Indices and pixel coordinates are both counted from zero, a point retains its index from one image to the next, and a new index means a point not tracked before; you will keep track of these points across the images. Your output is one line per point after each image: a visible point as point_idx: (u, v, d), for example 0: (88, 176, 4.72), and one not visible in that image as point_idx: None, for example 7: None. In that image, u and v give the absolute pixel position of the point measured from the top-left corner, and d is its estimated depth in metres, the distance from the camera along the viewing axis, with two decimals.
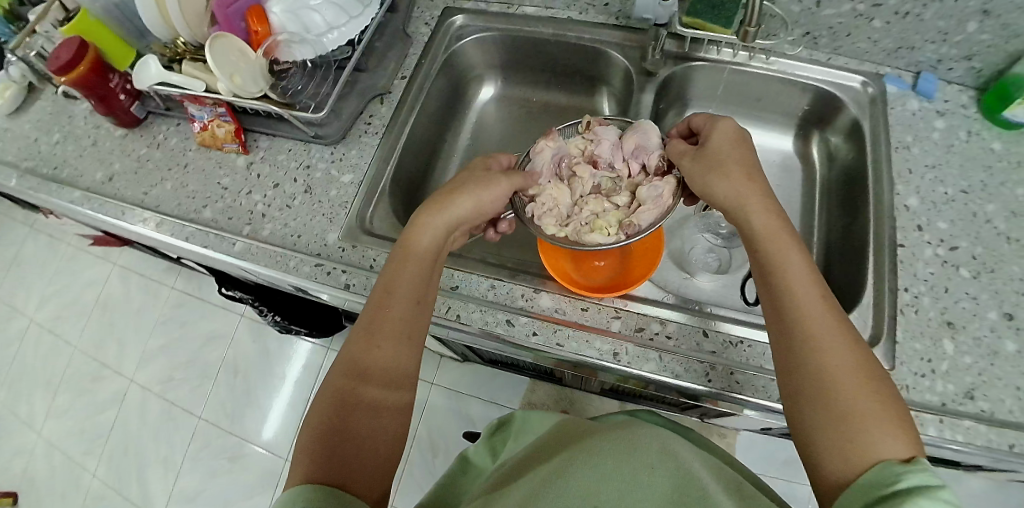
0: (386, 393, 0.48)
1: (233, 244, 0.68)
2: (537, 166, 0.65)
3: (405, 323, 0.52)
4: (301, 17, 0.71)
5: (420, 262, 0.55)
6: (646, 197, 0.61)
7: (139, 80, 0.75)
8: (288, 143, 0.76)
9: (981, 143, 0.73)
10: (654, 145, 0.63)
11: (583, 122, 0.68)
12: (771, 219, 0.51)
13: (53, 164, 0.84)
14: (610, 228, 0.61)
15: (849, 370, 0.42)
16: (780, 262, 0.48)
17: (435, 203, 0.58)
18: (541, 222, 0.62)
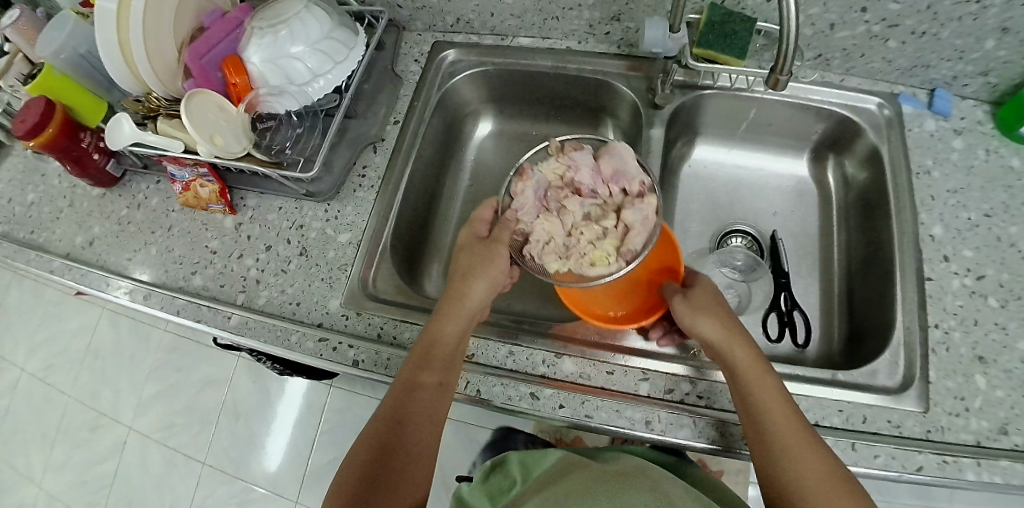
0: (405, 478, 0.49)
1: (227, 317, 0.65)
2: (519, 206, 0.61)
3: (428, 415, 0.53)
4: (283, 66, 0.66)
5: (446, 351, 0.55)
6: (633, 221, 0.57)
7: (112, 141, 0.70)
8: (278, 201, 0.71)
9: (999, 161, 0.70)
10: (632, 165, 0.59)
11: (554, 147, 0.63)
12: (756, 356, 0.53)
13: (30, 228, 0.79)
14: (610, 256, 0.57)
15: (829, 487, 0.46)
16: (763, 398, 0.50)
17: (456, 290, 0.58)
18: (542, 260, 0.59)
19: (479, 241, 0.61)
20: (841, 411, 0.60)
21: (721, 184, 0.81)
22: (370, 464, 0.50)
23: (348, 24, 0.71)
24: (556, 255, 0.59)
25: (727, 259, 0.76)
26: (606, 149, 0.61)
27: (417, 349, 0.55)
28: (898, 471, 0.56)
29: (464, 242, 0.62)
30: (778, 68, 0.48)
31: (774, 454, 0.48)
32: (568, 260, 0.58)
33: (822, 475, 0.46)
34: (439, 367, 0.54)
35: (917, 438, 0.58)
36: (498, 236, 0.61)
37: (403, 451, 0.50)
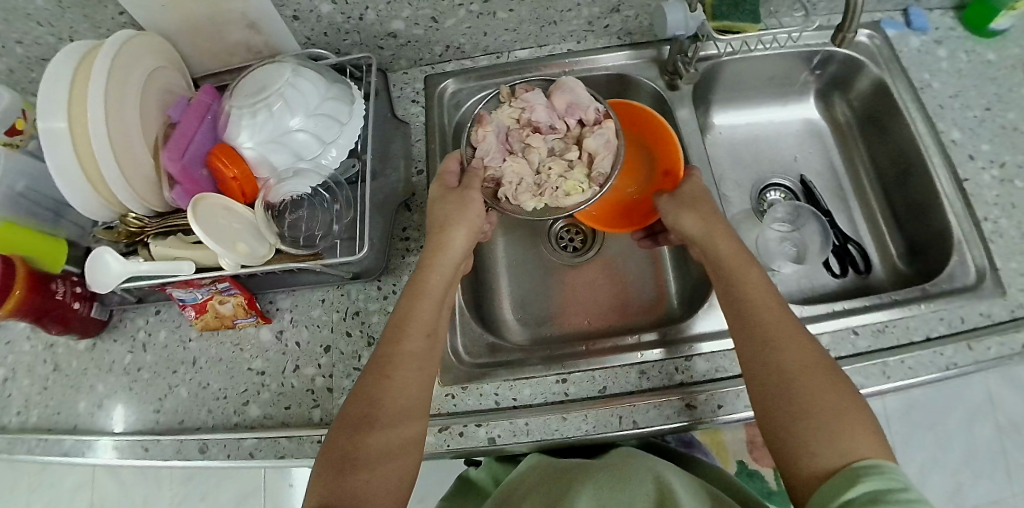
0: (396, 428, 0.47)
1: (317, 442, 0.56)
2: (484, 152, 0.61)
3: (413, 373, 0.50)
4: (287, 143, 0.57)
5: (433, 303, 0.53)
6: (596, 147, 0.60)
7: (97, 284, 0.57)
8: (317, 292, 0.63)
9: (979, 58, 0.76)
10: (583, 96, 0.61)
11: (506, 92, 0.64)
12: (737, 249, 0.55)
13: (12, 411, 0.64)
14: (582, 185, 0.60)
15: (810, 374, 0.46)
16: (751, 283, 0.52)
17: (435, 241, 0.56)
18: (519, 201, 0.60)
19: (449, 191, 0.58)
20: (943, 319, 0.62)
21: (740, 144, 0.83)
22: (356, 420, 0.46)
23: (340, 80, 0.63)
24: (532, 193, 0.60)
25: (772, 215, 0.78)
26: (556, 87, 0.63)
27: (405, 301, 0.53)
28: (1010, 355, 0.60)
29: (434, 194, 0.59)
30: (846, 28, 0.54)
31: (758, 333, 0.49)
32: (544, 197, 0.60)
33: (805, 363, 0.47)
34: (428, 321, 0.52)
35: (1007, 321, 0.61)
36: (468, 183, 0.59)
37: (390, 405, 0.47)
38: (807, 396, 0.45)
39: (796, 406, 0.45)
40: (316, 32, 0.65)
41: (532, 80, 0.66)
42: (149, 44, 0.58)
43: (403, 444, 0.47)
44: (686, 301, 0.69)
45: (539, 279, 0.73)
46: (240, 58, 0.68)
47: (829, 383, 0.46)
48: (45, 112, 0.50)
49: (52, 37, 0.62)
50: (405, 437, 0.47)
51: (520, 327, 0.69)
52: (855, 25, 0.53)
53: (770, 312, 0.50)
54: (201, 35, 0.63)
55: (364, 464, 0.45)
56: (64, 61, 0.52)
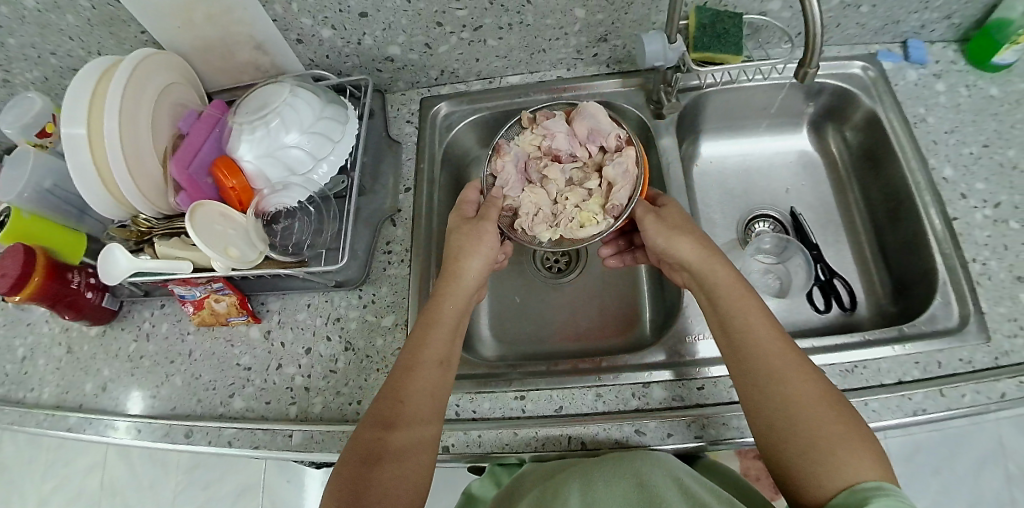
0: (410, 451, 0.49)
1: (288, 435, 0.60)
2: (504, 182, 0.64)
3: (430, 397, 0.52)
4: (281, 158, 0.62)
5: (446, 330, 0.55)
6: (616, 175, 0.61)
7: (108, 276, 0.62)
8: (304, 297, 0.68)
9: (980, 93, 0.74)
10: (604, 123, 0.64)
11: (525, 119, 0.66)
12: (733, 276, 0.54)
13: (30, 387, 0.71)
14: (596, 215, 0.62)
15: (818, 399, 0.46)
16: (738, 309, 0.52)
17: (451, 269, 0.58)
18: (534, 232, 0.63)
19: (465, 221, 0.62)
20: (917, 363, 0.61)
21: (729, 173, 0.84)
22: (372, 443, 0.49)
23: (336, 100, 0.67)
24: (546, 223, 0.63)
25: (757, 246, 0.78)
26: (577, 113, 0.65)
27: (418, 330, 0.55)
28: (987, 404, 0.58)
29: (452, 224, 0.62)
30: (808, 63, 0.54)
31: (749, 367, 0.49)
32: (559, 227, 0.63)
33: (809, 388, 0.46)
34: (442, 346, 0.55)
35: (988, 368, 0.60)
36: (485, 214, 0.62)
37: (401, 431, 0.50)
38: (808, 439, 0.44)
39: (813, 434, 0.44)
40: (318, 55, 0.71)
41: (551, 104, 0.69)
42: (166, 62, 0.65)
43: (421, 460, 0.50)
44: (658, 329, 0.70)
45: (518, 296, 0.75)
46: (250, 76, 0.74)
47: (836, 409, 0.46)
48: (69, 119, 0.57)
49: (82, 51, 0.70)
50: (424, 445, 0.50)
51: (495, 343, 0.72)
52: (816, 60, 0.53)
53: (764, 340, 0.49)
54: (214, 54, 0.69)
55: (378, 483, 0.47)
56: (89, 73, 0.59)
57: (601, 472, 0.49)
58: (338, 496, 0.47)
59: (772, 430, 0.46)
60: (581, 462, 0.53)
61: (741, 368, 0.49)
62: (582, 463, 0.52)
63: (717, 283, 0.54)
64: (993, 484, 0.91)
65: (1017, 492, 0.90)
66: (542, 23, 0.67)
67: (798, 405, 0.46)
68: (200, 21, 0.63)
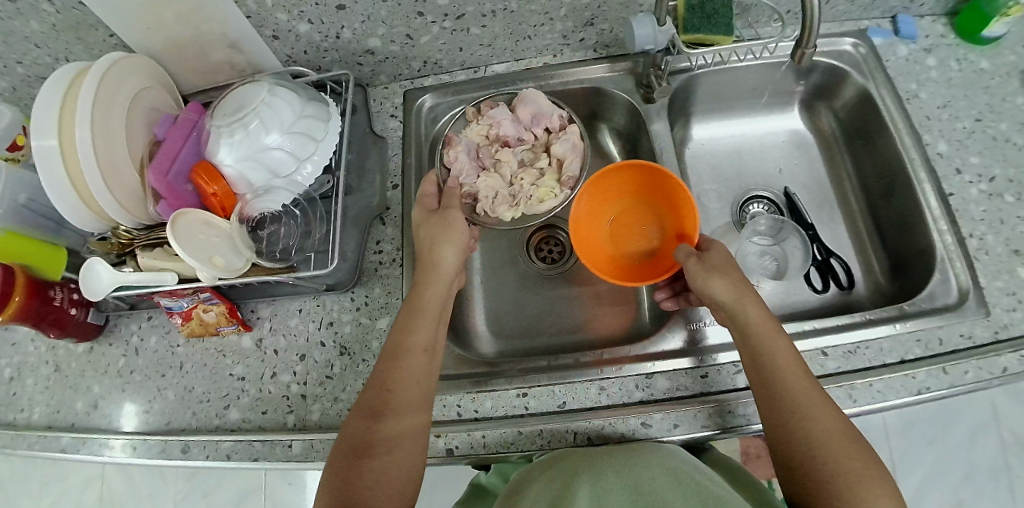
0: (401, 433, 0.49)
1: (288, 446, 0.59)
2: (459, 171, 0.67)
3: (417, 382, 0.51)
4: (262, 160, 0.60)
5: (430, 317, 0.55)
6: (564, 152, 0.68)
7: (90, 291, 0.60)
8: (295, 303, 0.66)
9: (971, 66, 0.74)
10: (546, 106, 0.68)
11: (471, 110, 0.70)
12: (766, 317, 0.53)
13: (19, 409, 0.69)
14: (553, 189, 0.69)
15: (844, 442, 0.46)
16: (770, 348, 0.51)
17: (426, 262, 0.58)
18: (496, 212, 0.68)
19: (431, 214, 0.61)
20: (919, 340, 0.61)
21: (722, 155, 0.82)
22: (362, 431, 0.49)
23: (316, 97, 0.65)
24: (507, 204, 0.68)
25: (754, 228, 0.77)
26: (518, 98, 0.69)
27: (402, 322, 0.55)
28: (988, 379, 0.58)
29: (418, 218, 0.61)
30: (804, 44, 0.54)
31: (782, 406, 0.49)
32: (519, 206, 0.68)
33: (835, 431, 0.47)
34: (427, 335, 0.54)
35: (988, 343, 0.60)
36: (448, 204, 0.62)
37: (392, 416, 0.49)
38: (835, 477, 0.45)
39: (840, 477, 0.45)
40: (295, 51, 0.68)
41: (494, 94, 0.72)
42: (136, 65, 0.62)
43: (412, 439, 0.49)
44: (657, 316, 0.69)
45: (516, 290, 0.74)
46: (226, 76, 0.71)
47: (862, 451, 0.46)
48: (39, 131, 0.54)
49: (49, 58, 0.67)
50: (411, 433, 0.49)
51: (492, 338, 0.71)
52: (813, 40, 0.53)
53: (795, 384, 0.50)
54: (187, 55, 0.66)
55: (371, 465, 0.47)
56: (56, 83, 0.56)
57: (604, 466, 0.48)
58: (329, 490, 0.46)
59: (799, 472, 0.47)
60: (584, 453, 0.52)
61: (772, 405, 0.50)
62: (587, 455, 0.51)
63: (751, 325, 0.53)
64: (988, 452, 0.92)
65: (1011, 458, 0.91)
66: (526, 9, 0.64)
67: (826, 446, 0.46)
68: (170, 22, 0.60)
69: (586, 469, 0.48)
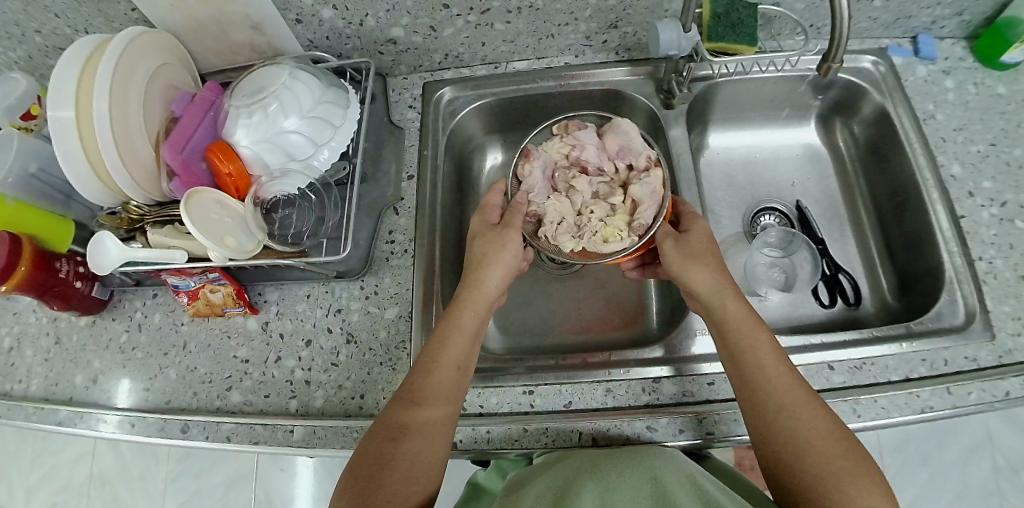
0: (422, 442, 0.49)
1: (290, 431, 0.59)
2: (529, 187, 0.61)
3: (448, 387, 0.52)
4: (280, 144, 0.59)
5: (466, 334, 0.54)
6: (642, 194, 0.58)
7: (99, 265, 0.60)
8: (303, 288, 0.66)
9: (988, 90, 0.74)
10: (636, 142, 0.61)
11: (558, 125, 0.64)
12: (744, 311, 0.54)
13: (18, 380, 0.68)
14: (622, 232, 0.57)
15: (827, 440, 0.46)
16: (754, 354, 0.51)
17: (472, 276, 0.57)
18: (556, 240, 0.59)
19: (489, 227, 0.60)
20: (924, 360, 0.61)
21: (736, 165, 0.83)
22: (380, 443, 0.48)
23: (337, 83, 0.65)
24: (569, 233, 0.58)
25: (764, 239, 0.78)
26: (609, 126, 0.63)
27: (440, 331, 0.54)
28: (991, 402, 0.58)
29: (476, 229, 0.60)
30: (831, 58, 0.55)
31: (768, 409, 0.49)
32: (581, 239, 0.58)
33: (818, 429, 0.47)
34: (461, 353, 0.53)
35: (993, 366, 0.60)
36: (509, 220, 0.60)
37: (415, 430, 0.49)
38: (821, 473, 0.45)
39: (826, 478, 0.45)
40: (318, 36, 0.68)
41: (584, 112, 0.66)
42: (158, 41, 0.62)
43: (436, 442, 0.49)
44: (665, 322, 0.69)
45: (524, 288, 0.74)
46: (245, 57, 0.71)
47: (853, 457, 0.46)
48: (55, 100, 0.54)
49: (68, 29, 0.67)
50: (439, 427, 0.50)
51: (499, 335, 0.71)
52: (840, 55, 0.54)
53: (775, 380, 0.50)
54: (208, 33, 0.66)
55: (387, 476, 0.47)
56: (77, 55, 0.56)
57: (612, 467, 0.48)
58: (355, 472, 0.48)
59: (782, 468, 0.47)
60: (593, 456, 0.51)
61: (753, 403, 0.50)
62: (589, 457, 0.51)
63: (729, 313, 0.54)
64: (980, 475, 0.92)
65: (1002, 482, 0.92)
66: (552, 8, 0.64)
67: (808, 443, 0.46)
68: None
69: (591, 474, 0.47)
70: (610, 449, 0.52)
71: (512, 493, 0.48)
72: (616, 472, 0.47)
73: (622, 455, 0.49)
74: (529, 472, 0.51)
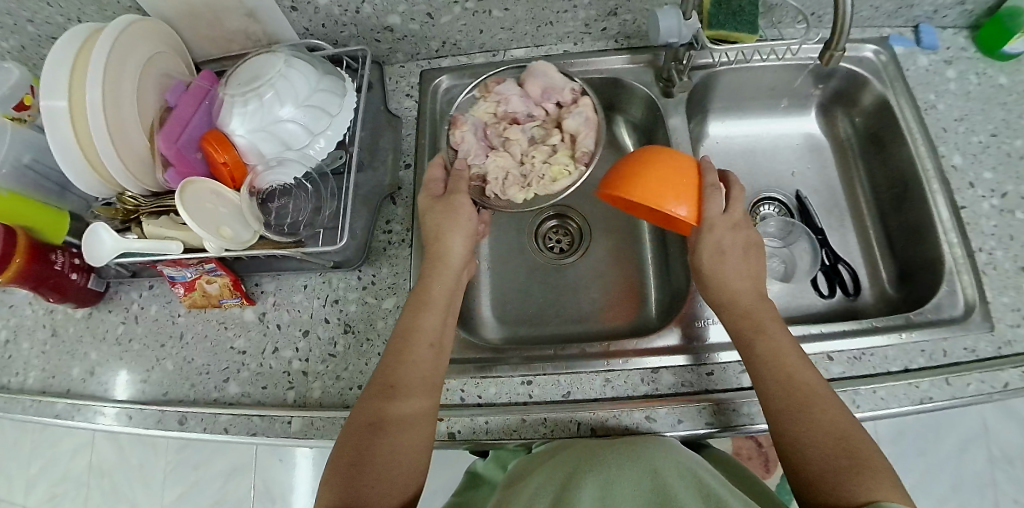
0: (407, 431, 0.48)
1: (287, 422, 0.58)
2: (465, 152, 0.63)
3: (423, 372, 0.51)
4: (276, 133, 0.59)
5: (437, 310, 0.54)
6: (576, 126, 0.63)
7: (94, 257, 0.59)
8: (300, 279, 0.66)
9: (990, 81, 0.73)
10: (557, 79, 0.65)
11: (480, 89, 0.67)
12: (750, 299, 0.55)
13: (15, 371, 0.68)
14: (568, 166, 0.62)
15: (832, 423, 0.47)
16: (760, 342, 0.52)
17: (433, 252, 0.57)
18: (507, 196, 0.62)
19: (436, 201, 0.59)
20: (923, 350, 0.61)
21: (736, 155, 0.82)
22: (366, 429, 0.48)
23: (332, 72, 0.64)
24: (518, 185, 0.62)
25: (764, 229, 0.77)
26: (528, 74, 0.66)
27: (408, 313, 0.54)
28: (990, 393, 0.58)
29: (422, 206, 0.59)
30: (833, 45, 0.54)
31: (782, 400, 0.49)
32: (530, 186, 0.62)
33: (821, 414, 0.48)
34: (433, 329, 0.53)
35: (992, 358, 0.60)
36: (455, 189, 0.59)
37: (396, 418, 0.48)
38: (830, 460, 0.45)
39: (834, 462, 0.45)
40: (314, 24, 0.67)
41: (501, 72, 0.69)
42: (151, 31, 0.61)
43: (417, 431, 0.49)
44: (664, 312, 0.69)
45: (523, 278, 0.73)
46: (240, 45, 0.70)
47: (853, 432, 0.47)
48: (48, 91, 0.53)
49: (61, 17, 0.66)
50: (419, 413, 0.49)
51: (497, 325, 0.70)
52: (843, 43, 0.53)
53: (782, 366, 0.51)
54: (202, 21, 0.65)
55: (376, 461, 0.46)
56: (69, 44, 0.55)
57: (613, 459, 0.47)
58: (339, 462, 0.47)
59: (792, 454, 0.47)
60: (592, 446, 0.51)
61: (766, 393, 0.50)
62: (588, 448, 0.50)
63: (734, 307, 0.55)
64: (976, 467, 0.92)
65: (998, 473, 0.92)
66: None
67: (814, 429, 0.47)
68: None
69: (591, 465, 0.47)
70: (609, 441, 0.51)
71: (511, 484, 0.48)
72: (617, 465, 0.46)
73: (623, 448, 0.49)
74: (527, 463, 0.51)
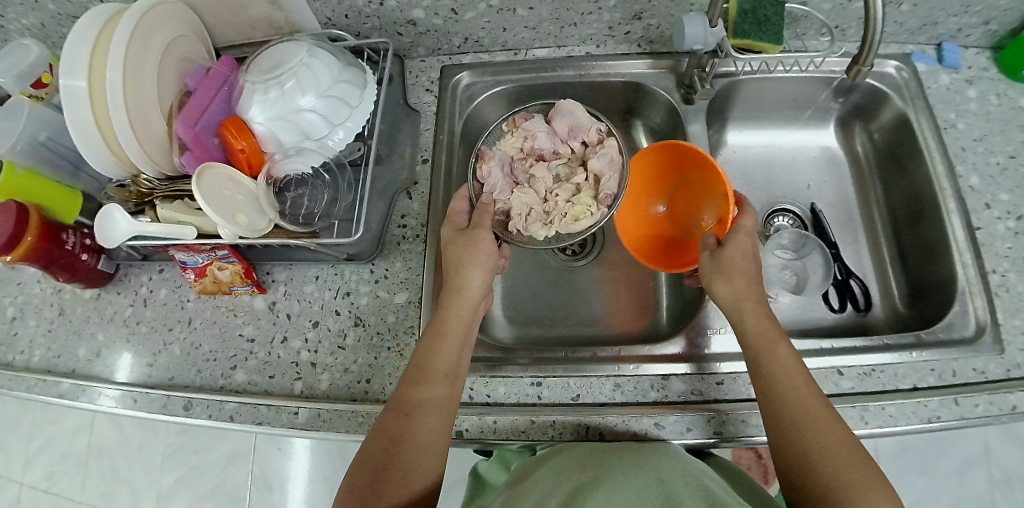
0: (419, 456, 0.48)
1: (293, 413, 0.58)
2: (491, 187, 0.61)
3: (437, 398, 0.51)
4: (296, 122, 0.59)
5: (454, 340, 0.54)
6: (601, 167, 0.61)
7: (107, 238, 0.59)
8: (312, 269, 0.65)
9: (1010, 102, 0.73)
10: (584, 118, 0.62)
11: (507, 122, 0.65)
12: (764, 322, 0.53)
13: (21, 349, 0.68)
14: (590, 207, 0.61)
15: (843, 457, 0.45)
16: (771, 366, 0.51)
17: (452, 283, 0.56)
18: (529, 231, 0.61)
19: (459, 233, 0.58)
20: (933, 370, 0.60)
21: (752, 165, 0.82)
22: (379, 452, 0.48)
23: (354, 63, 0.63)
24: (540, 221, 0.61)
25: (777, 240, 0.77)
26: (555, 111, 0.64)
27: (427, 341, 0.54)
28: (998, 415, 0.58)
29: (445, 237, 0.58)
30: (861, 60, 0.54)
31: (783, 421, 0.49)
32: (553, 224, 0.61)
33: (832, 445, 0.46)
34: (450, 359, 0.53)
35: (1001, 380, 0.60)
36: (478, 222, 0.58)
37: (407, 442, 0.48)
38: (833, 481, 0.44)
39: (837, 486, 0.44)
40: (337, 14, 0.67)
41: (531, 104, 0.67)
42: (175, 15, 0.61)
43: (428, 455, 0.48)
44: (674, 320, 0.69)
45: (534, 279, 0.73)
46: (262, 33, 0.70)
47: (860, 456, 0.45)
48: (68, 68, 0.53)
49: None
50: (430, 438, 0.49)
51: (508, 324, 0.70)
52: (870, 58, 0.53)
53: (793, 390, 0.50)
54: (225, 6, 0.65)
55: (387, 484, 0.46)
56: (92, 22, 0.55)
57: (620, 463, 0.47)
58: (352, 485, 0.47)
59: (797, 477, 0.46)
60: (600, 450, 0.50)
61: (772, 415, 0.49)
62: (595, 452, 0.50)
63: (745, 344, 0.54)
64: (975, 489, 0.92)
65: (998, 495, 0.92)
66: None
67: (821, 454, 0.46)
68: None
69: (597, 468, 0.47)
70: (615, 446, 0.51)
71: (517, 486, 0.48)
72: (623, 467, 0.46)
73: (628, 452, 0.49)
74: (533, 464, 0.51)
